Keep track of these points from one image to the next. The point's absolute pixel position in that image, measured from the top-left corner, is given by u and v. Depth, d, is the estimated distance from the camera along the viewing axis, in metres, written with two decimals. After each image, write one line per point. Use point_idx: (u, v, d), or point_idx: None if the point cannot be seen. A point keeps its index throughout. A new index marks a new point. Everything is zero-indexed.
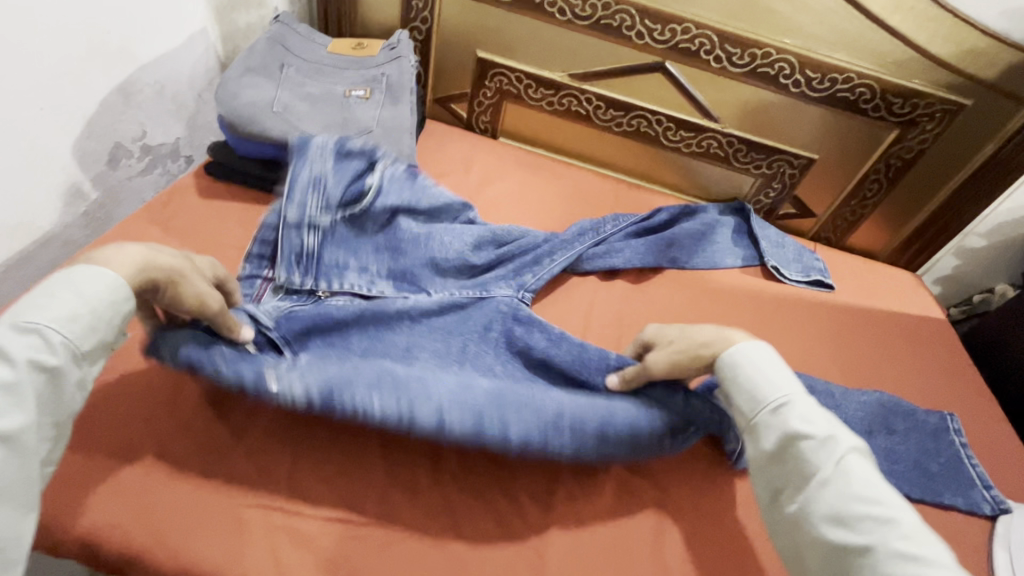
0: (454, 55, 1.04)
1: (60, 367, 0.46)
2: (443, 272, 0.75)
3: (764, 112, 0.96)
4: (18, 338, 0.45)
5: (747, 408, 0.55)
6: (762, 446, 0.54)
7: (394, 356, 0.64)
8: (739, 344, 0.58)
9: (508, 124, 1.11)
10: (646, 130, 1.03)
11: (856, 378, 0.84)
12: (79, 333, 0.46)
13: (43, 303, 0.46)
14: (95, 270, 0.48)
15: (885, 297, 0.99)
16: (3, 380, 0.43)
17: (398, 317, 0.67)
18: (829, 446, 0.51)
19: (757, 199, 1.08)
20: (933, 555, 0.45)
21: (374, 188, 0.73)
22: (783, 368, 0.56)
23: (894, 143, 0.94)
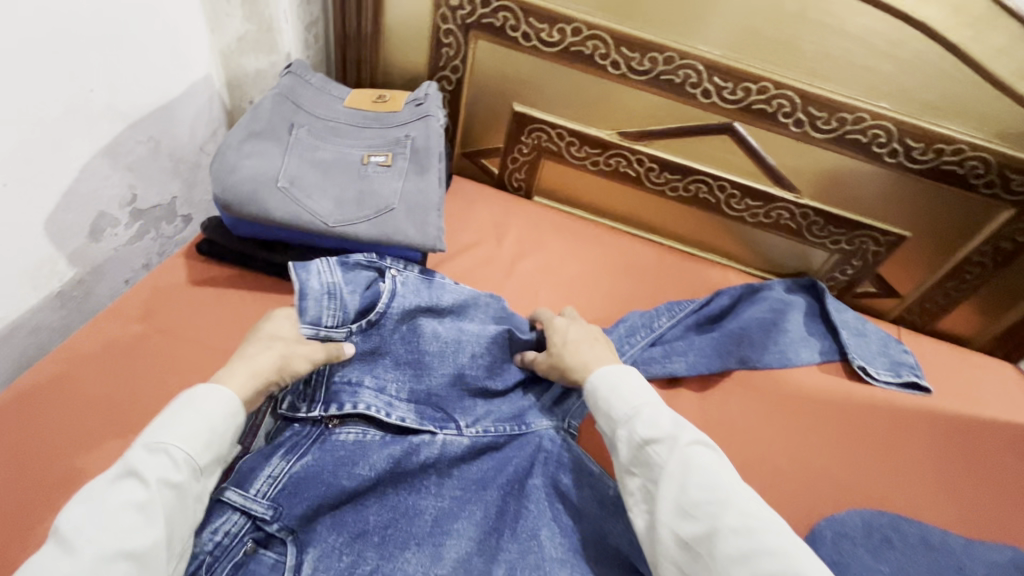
0: (488, 107, 0.91)
1: (186, 484, 0.46)
2: (476, 396, 0.62)
3: (849, 183, 0.82)
4: (148, 458, 0.45)
5: (604, 426, 0.56)
6: (621, 462, 0.53)
7: (422, 532, 0.53)
8: (598, 367, 0.59)
9: (544, 182, 0.98)
10: (705, 197, 0.90)
11: (977, 523, 0.68)
12: (201, 449, 0.47)
13: (170, 425, 0.47)
14: (214, 389, 0.50)
15: (996, 403, 0.83)
16: (135, 502, 0.43)
17: (420, 474, 0.56)
18: (668, 444, 0.51)
19: (831, 276, 0.94)
20: (762, 517, 0.47)
21: (386, 294, 0.62)
22: (634, 379, 0.57)
23: (1007, 224, 0.80)
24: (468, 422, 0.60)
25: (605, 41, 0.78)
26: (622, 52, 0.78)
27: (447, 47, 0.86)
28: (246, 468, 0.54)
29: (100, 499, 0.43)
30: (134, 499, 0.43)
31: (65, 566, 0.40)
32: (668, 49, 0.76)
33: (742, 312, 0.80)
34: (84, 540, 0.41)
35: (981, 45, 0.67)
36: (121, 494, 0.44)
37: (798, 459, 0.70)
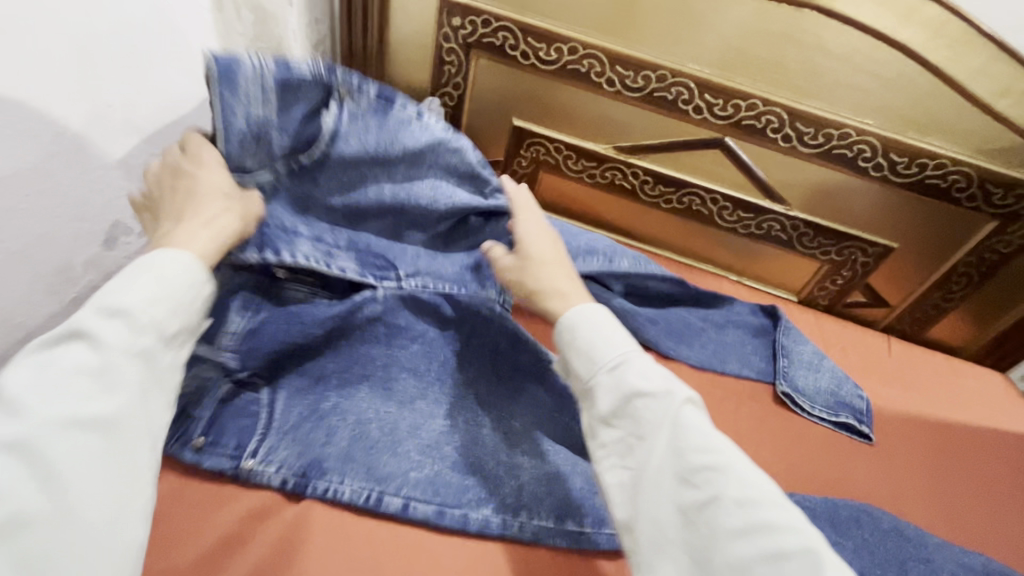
0: (488, 121, 0.95)
1: (149, 350, 0.41)
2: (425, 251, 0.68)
3: (836, 196, 0.85)
4: (105, 323, 0.40)
5: (582, 370, 0.51)
6: (598, 407, 0.49)
7: (374, 375, 0.61)
8: (577, 306, 0.55)
9: (543, 194, 1.01)
10: (698, 209, 0.93)
11: (946, 521, 0.70)
12: (166, 314, 0.42)
13: (123, 287, 0.42)
14: (175, 252, 0.45)
15: (974, 406, 0.85)
16: (89, 366, 0.38)
17: (368, 324, 0.63)
18: (659, 399, 0.46)
19: (822, 286, 0.96)
20: (772, 496, 0.42)
21: (329, 134, 0.59)
22: (619, 326, 0.53)
23: (990, 235, 0.83)
24: (406, 273, 0.65)
25: (600, 60, 0.81)
26: (616, 70, 0.82)
27: (449, 64, 0.89)
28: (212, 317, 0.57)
29: (49, 363, 0.38)
30: (89, 364, 0.38)
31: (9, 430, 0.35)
32: (661, 68, 0.80)
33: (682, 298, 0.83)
34: (33, 402, 0.36)
35: (959, 66, 0.70)
36: (70, 358, 0.38)
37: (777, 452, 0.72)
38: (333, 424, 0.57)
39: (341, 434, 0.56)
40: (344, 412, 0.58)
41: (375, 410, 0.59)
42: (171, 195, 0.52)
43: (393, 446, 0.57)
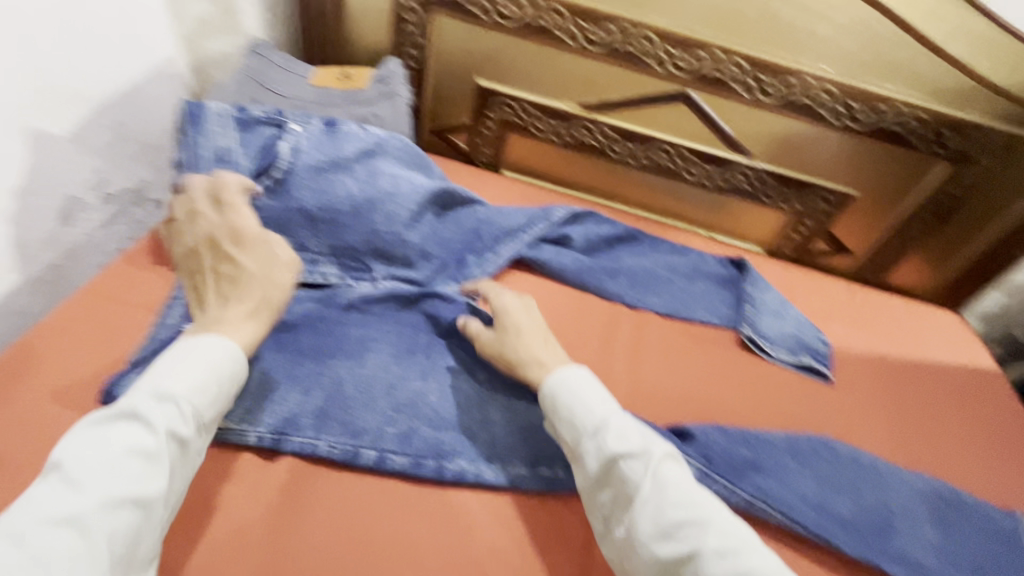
0: (453, 83, 0.94)
1: (190, 438, 0.47)
2: (395, 250, 0.70)
3: (799, 145, 0.87)
4: (156, 407, 0.46)
5: (568, 437, 0.55)
6: (586, 473, 0.53)
7: (348, 348, 0.62)
8: (557, 369, 0.58)
9: (512, 156, 1.01)
10: (665, 164, 0.93)
11: (908, 450, 0.73)
12: (205, 404, 0.48)
13: (170, 375, 0.48)
14: (217, 337, 0.51)
15: (928, 344, 0.89)
16: (143, 447, 0.44)
17: (344, 312, 0.66)
18: (640, 460, 0.51)
19: (788, 237, 0.98)
20: (745, 544, 0.46)
21: (286, 153, 0.67)
22: (598, 388, 0.57)
23: (944, 179, 0.85)
24: (382, 275, 0.70)
25: (561, 15, 0.81)
26: (578, 24, 0.81)
27: (409, 24, 0.88)
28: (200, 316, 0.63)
29: (106, 440, 0.44)
30: (141, 445, 0.44)
31: (69, 504, 0.40)
32: (622, 20, 0.79)
33: (634, 247, 0.89)
34: (89, 478, 0.42)
35: (912, 8, 0.71)
36: (126, 440, 0.44)
37: (743, 393, 0.74)
38: (308, 385, 0.58)
39: (317, 392, 0.58)
40: (319, 374, 0.59)
41: (350, 372, 0.60)
42: (213, 280, 0.57)
43: (368, 401, 0.58)
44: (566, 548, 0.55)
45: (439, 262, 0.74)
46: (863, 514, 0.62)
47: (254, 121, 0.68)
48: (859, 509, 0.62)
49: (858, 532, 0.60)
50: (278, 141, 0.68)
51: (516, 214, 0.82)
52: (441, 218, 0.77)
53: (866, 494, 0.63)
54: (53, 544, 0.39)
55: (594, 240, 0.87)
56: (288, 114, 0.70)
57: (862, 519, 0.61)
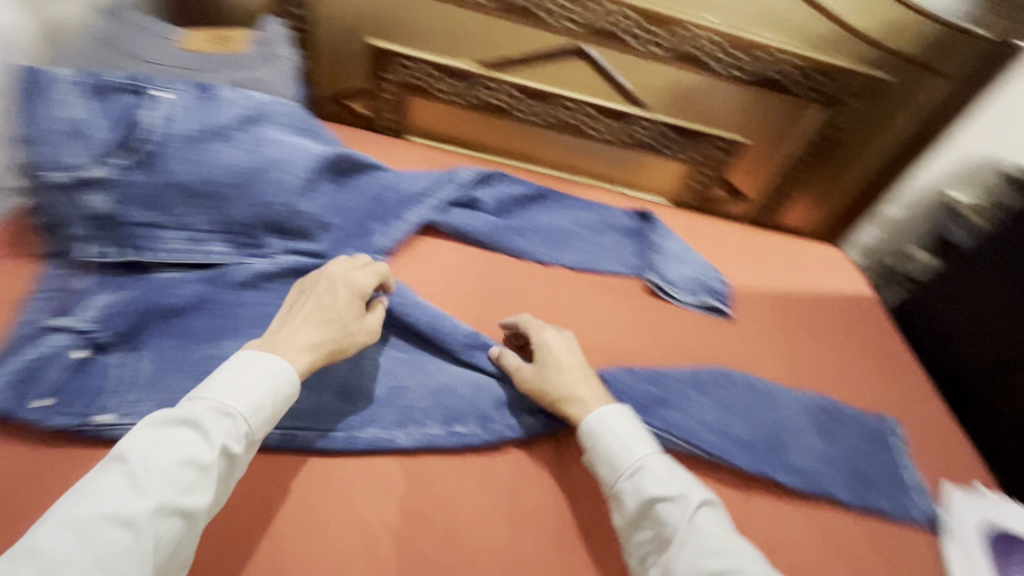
0: (344, 45, 0.89)
1: (240, 455, 0.46)
2: (289, 223, 0.67)
3: (691, 96, 0.90)
4: (214, 420, 0.45)
5: (606, 476, 0.55)
6: (622, 512, 0.53)
7: (246, 329, 0.60)
8: (601, 407, 0.58)
9: (416, 120, 0.97)
10: (569, 121, 0.94)
11: (797, 372, 0.80)
12: (260, 423, 0.47)
13: (228, 386, 0.47)
14: (277, 359, 0.50)
15: (814, 277, 0.97)
16: (198, 460, 0.43)
17: (239, 290, 0.63)
18: (678, 505, 0.51)
19: (688, 187, 1.03)
20: None
21: (151, 123, 0.61)
22: (639, 427, 0.57)
23: (818, 121, 0.92)
24: (278, 250, 0.67)
25: None
26: None
27: None
28: (69, 308, 0.57)
29: (166, 447, 0.43)
30: (197, 458, 0.43)
31: (126, 504, 0.40)
32: None
33: (543, 205, 0.90)
34: (148, 482, 0.41)
35: None
36: (183, 448, 0.43)
37: (650, 335, 0.78)
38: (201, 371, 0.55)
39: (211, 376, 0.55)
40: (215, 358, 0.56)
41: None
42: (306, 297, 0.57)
43: None
44: (481, 499, 0.55)
45: (340, 232, 0.72)
46: (757, 432, 0.67)
47: (109, 87, 0.61)
48: (754, 428, 0.68)
49: (753, 448, 0.66)
50: (141, 110, 0.62)
51: (421, 178, 0.80)
52: (339, 186, 0.74)
53: (760, 414, 0.69)
54: (110, 545, 0.39)
55: (503, 201, 0.86)
56: (150, 79, 0.63)
57: (756, 437, 0.67)
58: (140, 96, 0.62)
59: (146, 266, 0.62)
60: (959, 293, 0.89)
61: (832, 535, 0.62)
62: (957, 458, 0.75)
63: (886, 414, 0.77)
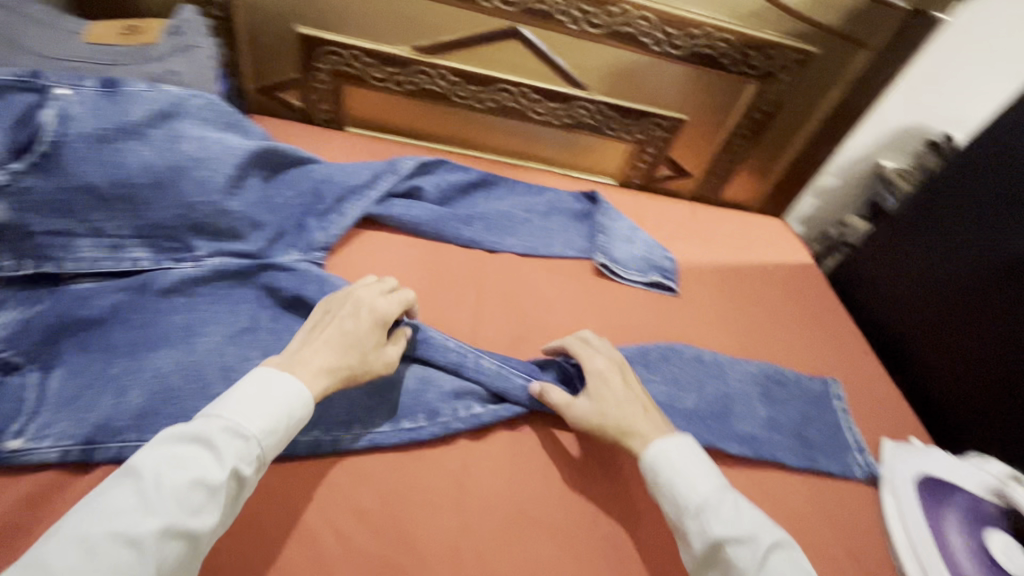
0: (269, 33, 0.84)
1: (250, 477, 0.43)
2: (217, 223, 0.64)
3: (631, 75, 0.90)
4: (226, 438, 0.42)
5: (670, 511, 0.52)
6: (690, 553, 0.50)
7: (173, 338, 0.56)
8: (660, 437, 0.56)
9: (354, 111, 0.94)
10: (511, 105, 0.93)
11: (744, 342, 0.82)
12: (271, 445, 0.45)
13: (243, 404, 0.44)
14: (294, 380, 0.47)
15: (758, 250, 1.00)
16: (209, 481, 0.40)
17: (164, 297, 0.59)
18: (749, 547, 0.48)
19: (634, 167, 1.04)
20: None
21: (53, 123, 0.56)
22: (700, 460, 0.54)
23: (754, 97, 0.94)
24: (207, 252, 0.64)
25: None
26: None
27: None
28: None
29: (176, 464, 0.40)
30: (208, 478, 0.40)
31: (131, 522, 0.37)
32: None
33: (488, 192, 0.89)
34: (156, 500, 0.38)
35: None
36: (193, 466, 0.40)
37: (599, 316, 0.78)
38: (123, 385, 0.52)
39: (134, 389, 0.51)
40: (138, 368, 0.53)
41: (176, 362, 0.54)
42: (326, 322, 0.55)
43: (201, 389, 0.53)
44: (428, 491, 0.54)
45: (273, 230, 0.69)
46: (706, 404, 0.69)
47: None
48: (703, 400, 0.69)
49: (702, 420, 0.67)
50: (40, 110, 0.56)
51: (359, 170, 0.78)
52: (271, 182, 0.71)
53: (708, 386, 0.71)
54: (110, 568, 0.35)
55: (447, 189, 0.85)
56: (47, 75, 0.57)
57: (705, 408, 0.68)
58: (36, 95, 0.56)
59: (60, 278, 0.58)
60: (891, 255, 0.93)
61: (782, 496, 0.64)
62: (894, 414, 0.78)
63: (827, 376, 0.80)
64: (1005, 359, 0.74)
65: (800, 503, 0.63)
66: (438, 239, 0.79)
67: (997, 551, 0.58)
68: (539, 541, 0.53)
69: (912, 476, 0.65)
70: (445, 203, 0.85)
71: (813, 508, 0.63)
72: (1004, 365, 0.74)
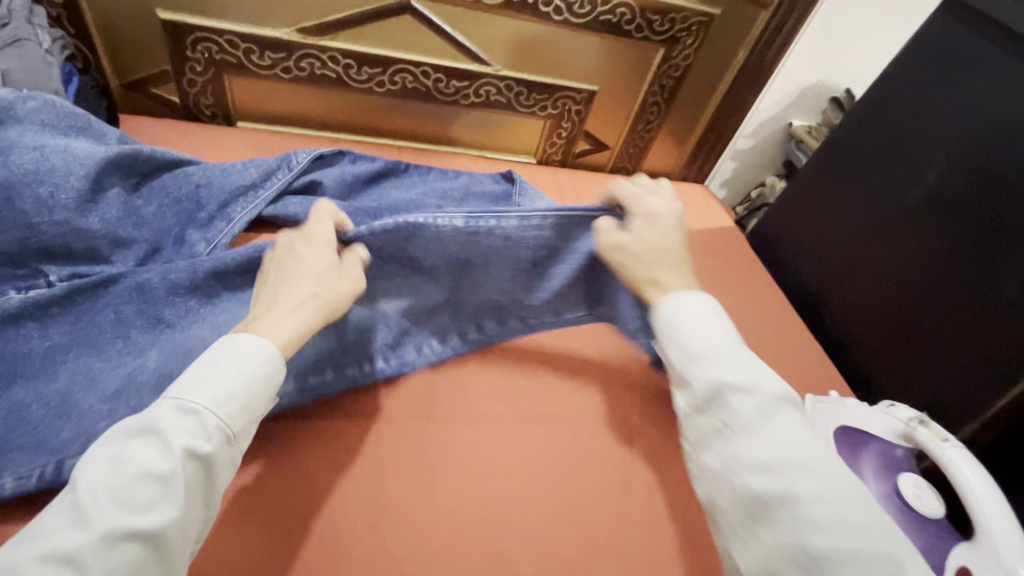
0: (126, 20, 0.75)
1: (215, 456, 0.37)
2: (69, 242, 0.56)
3: (535, 48, 0.86)
4: (173, 418, 0.36)
5: (674, 359, 0.47)
6: (689, 396, 0.45)
7: (27, 371, 0.50)
8: (686, 292, 0.50)
9: (241, 104, 0.85)
10: (413, 87, 0.87)
11: None
12: (234, 413, 0.38)
13: (194, 379, 0.39)
14: (257, 337, 0.42)
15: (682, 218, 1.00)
16: (156, 470, 0.34)
17: (9, 327, 0.52)
18: (751, 396, 0.42)
19: (552, 142, 1.00)
20: (852, 497, 0.37)
21: None
22: (717, 319, 0.48)
23: (662, 63, 0.93)
24: (62, 275, 0.56)
25: None
26: None
27: None
28: None
29: (119, 461, 0.34)
30: (153, 468, 0.34)
31: (71, 536, 0.31)
32: None
33: (396, 180, 0.84)
34: (94, 506, 0.32)
35: None
36: (139, 459, 0.35)
37: None
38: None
39: None
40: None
41: (32, 396, 0.48)
42: (276, 273, 0.49)
43: (65, 412, 0.48)
44: (344, 516, 0.50)
45: (144, 246, 0.61)
46: (635, 381, 0.67)
47: None
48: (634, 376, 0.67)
49: (633, 397, 0.65)
50: None
51: (245, 169, 0.71)
52: (139, 189, 0.64)
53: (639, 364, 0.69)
54: None
55: (349, 181, 0.78)
56: None
57: (634, 384, 0.67)
58: None
59: None
60: (803, 213, 0.95)
61: None
62: (815, 368, 0.80)
63: (752, 339, 0.81)
64: (903, 307, 0.77)
65: None
66: None
67: (908, 492, 0.59)
68: (463, 548, 0.50)
69: (833, 430, 0.65)
70: (350, 197, 0.79)
71: None
72: (902, 313, 0.77)
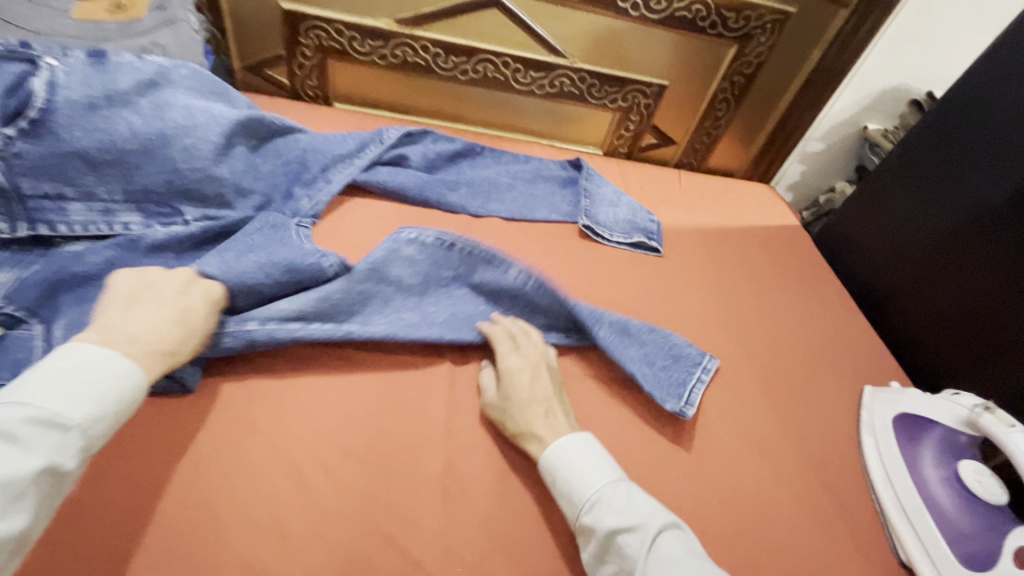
0: (254, 9, 0.86)
1: (72, 473, 0.36)
2: (204, 191, 0.66)
3: (611, 42, 0.91)
4: (36, 428, 0.35)
5: (568, 507, 0.50)
6: (588, 551, 0.48)
7: None
8: (563, 436, 0.54)
9: (340, 86, 0.95)
10: (494, 76, 0.94)
11: (730, 299, 0.83)
12: (98, 435, 0.38)
13: (56, 388, 0.37)
14: (121, 357, 0.41)
15: (744, 214, 1.01)
16: (10, 481, 0.33)
17: (154, 253, 0.61)
18: (639, 535, 0.46)
19: (619, 135, 1.04)
20: None
21: (43, 89, 0.58)
22: (599, 455, 0.52)
23: (734, 60, 0.96)
24: (195, 218, 0.66)
25: None
26: None
27: None
28: None
29: None
30: (13, 475, 0.33)
31: None
32: None
33: (474, 161, 0.91)
34: None
35: None
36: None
37: (587, 276, 0.79)
38: None
39: None
40: None
41: None
42: (149, 300, 0.48)
43: None
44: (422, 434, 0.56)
45: (260, 198, 0.71)
46: (665, 349, 0.68)
47: None
48: (663, 346, 0.69)
49: (683, 368, 0.68)
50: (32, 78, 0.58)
51: (344, 141, 0.80)
52: (257, 151, 0.73)
53: (666, 335, 0.70)
54: None
55: (433, 161, 0.86)
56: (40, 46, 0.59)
57: (662, 354, 0.68)
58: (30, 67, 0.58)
59: (55, 241, 0.59)
60: (879, 214, 0.93)
61: (764, 437, 0.65)
62: (877, 363, 0.80)
63: (810, 330, 0.82)
64: (983, 307, 0.76)
65: (779, 441, 0.66)
66: (427, 206, 0.81)
67: (984, 490, 0.57)
68: (527, 476, 0.55)
69: (891, 417, 0.67)
70: (433, 171, 0.86)
71: (794, 449, 0.65)
72: (984, 314, 0.75)
